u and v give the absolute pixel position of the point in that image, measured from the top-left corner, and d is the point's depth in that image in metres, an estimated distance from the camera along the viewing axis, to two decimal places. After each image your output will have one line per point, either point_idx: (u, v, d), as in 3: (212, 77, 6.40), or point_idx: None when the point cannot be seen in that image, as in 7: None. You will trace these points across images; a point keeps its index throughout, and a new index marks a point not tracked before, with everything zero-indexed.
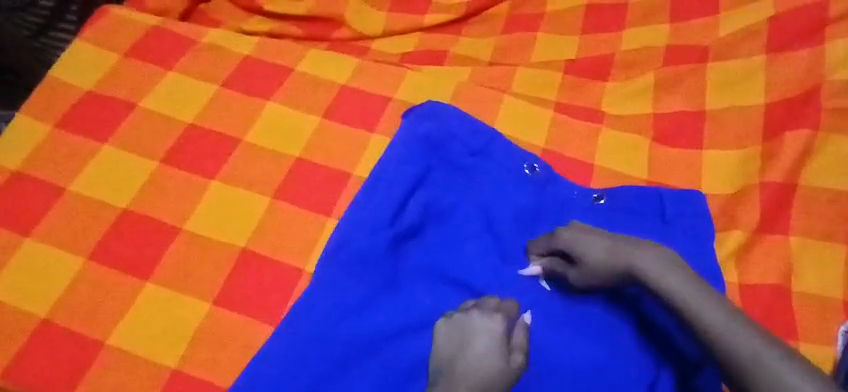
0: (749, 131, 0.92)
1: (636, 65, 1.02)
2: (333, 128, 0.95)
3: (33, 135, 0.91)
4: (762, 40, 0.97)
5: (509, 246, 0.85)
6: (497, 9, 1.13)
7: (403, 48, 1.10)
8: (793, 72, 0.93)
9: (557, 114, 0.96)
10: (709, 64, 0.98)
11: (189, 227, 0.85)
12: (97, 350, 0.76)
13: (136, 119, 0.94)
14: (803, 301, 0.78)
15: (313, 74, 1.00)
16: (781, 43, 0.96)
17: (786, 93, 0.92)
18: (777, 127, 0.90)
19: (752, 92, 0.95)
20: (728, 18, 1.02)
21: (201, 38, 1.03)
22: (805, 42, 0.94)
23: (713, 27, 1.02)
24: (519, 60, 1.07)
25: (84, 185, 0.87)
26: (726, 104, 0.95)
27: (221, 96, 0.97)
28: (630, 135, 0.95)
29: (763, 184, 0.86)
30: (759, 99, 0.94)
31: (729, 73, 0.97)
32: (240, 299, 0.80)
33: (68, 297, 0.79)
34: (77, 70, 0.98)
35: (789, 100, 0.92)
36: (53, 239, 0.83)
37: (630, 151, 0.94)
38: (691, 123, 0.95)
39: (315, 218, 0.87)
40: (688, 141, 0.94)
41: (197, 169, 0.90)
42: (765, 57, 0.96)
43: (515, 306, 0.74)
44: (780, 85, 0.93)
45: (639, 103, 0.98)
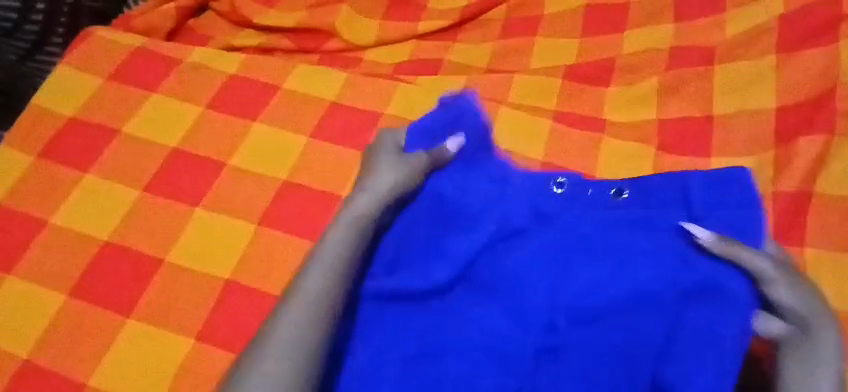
0: (760, 137, 0.87)
1: (638, 69, 0.97)
2: (322, 147, 0.92)
3: (15, 167, 0.89)
4: (772, 39, 0.92)
5: (501, 259, 0.60)
6: (493, 13, 1.08)
7: (396, 57, 1.06)
8: (806, 73, 0.87)
9: (555, 124, 0.92)
10: (717, 66, 0.93)
11: (173, 258, 0.82)
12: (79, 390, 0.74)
13: (120, 146, 0.91)
14: None
15: (302, 90, 0.97)
16: (793, 43, 0.90)
17: (799, 95, 0.87)
18: (792, 132, 0.85)
19: (762, 94, 0.89)
20: (735, 16, 0.97)
21: (185, 58, 1.00)
22: (816, 42, 0.89)
23: (720, 26, 0.97)
24: (518, 65, 1.02)
25: (66, 217, 0.85)
26: (735, 108, 0.89)
27: (206, 118, 0.94)
28: (633, 142, 0.89)
29: (776, 194, 0.81)
30: (770, 102, 0.88)
31: (736, 75, 0.91)
32: (224, 333, 0.77)
33: (49, 336, 0.77)
34: (60, 97, 0.96)
35: (801, 104, 0.86)
36: (34, 276, 0.81)
37: (634, 161, 0.88)
38: (697, 131, 0.90)
39: (303, 245, 0.84)
40: (696, 149, 0.88)
41: (183, 196, 0.87)
42: (776, 58, 0.90)
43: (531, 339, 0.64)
44: (791, 87, 0.87)
45: (641, 111, 0.93)
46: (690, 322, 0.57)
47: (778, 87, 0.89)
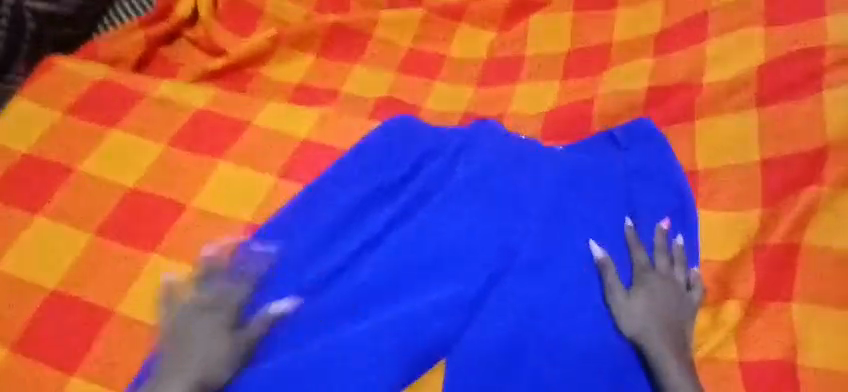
0: (747, 193, 1.05)
1: (637, 43, 1.29)
2: (176, 155, 1.06)
3: (10, 226, 0.96)
4: (748, 94, 1.13)
5: (481, 269, 0.95)
6: (244, 67, 1.38)
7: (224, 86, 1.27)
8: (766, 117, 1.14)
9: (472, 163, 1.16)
10: (700, 123, 1.14)
11: (2, 267, 0.93)
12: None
13: (251, 135, 1.10)
14: (780, 271, 0.96)
15: (170, 98, 1.13)
16: (772, 92, 1.11)
17: (772, 151, 1.06)
18: (775, 192, 1.03)
19: (745, 149, 1.08)
20: (617, 79, 1.25)
21: (422, 104, 1.33)
22: (795, 95, 1.09)
23: (631, 107, 1.20)
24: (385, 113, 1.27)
25: (203, 201, 1.01)
26: (718, 163, 1.09)
27: (61, 122, 1.09)
28: (644, 66, 1.25)
29: (760, 246, 0.99)
30: (745, 154, 1.08)
31: (724, 134, 1.11)
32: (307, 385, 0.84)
33: (5, 372, 0.84)
34: (21, 130, 1.07)
35: (782, 159, 1.05)
36: (174, 256, 0.95)
37: (736, 136, 1.10)
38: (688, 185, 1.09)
39: (136, 253, 0.94)
40: (674, 196, 1.06)
41: (20, 201, 0.99)
42: (714, 117, 1.13)
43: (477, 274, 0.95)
44: (770, 143, 1.07)
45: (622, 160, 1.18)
46: (499, 285, 0.94)
47: (762, 143, 1.08)
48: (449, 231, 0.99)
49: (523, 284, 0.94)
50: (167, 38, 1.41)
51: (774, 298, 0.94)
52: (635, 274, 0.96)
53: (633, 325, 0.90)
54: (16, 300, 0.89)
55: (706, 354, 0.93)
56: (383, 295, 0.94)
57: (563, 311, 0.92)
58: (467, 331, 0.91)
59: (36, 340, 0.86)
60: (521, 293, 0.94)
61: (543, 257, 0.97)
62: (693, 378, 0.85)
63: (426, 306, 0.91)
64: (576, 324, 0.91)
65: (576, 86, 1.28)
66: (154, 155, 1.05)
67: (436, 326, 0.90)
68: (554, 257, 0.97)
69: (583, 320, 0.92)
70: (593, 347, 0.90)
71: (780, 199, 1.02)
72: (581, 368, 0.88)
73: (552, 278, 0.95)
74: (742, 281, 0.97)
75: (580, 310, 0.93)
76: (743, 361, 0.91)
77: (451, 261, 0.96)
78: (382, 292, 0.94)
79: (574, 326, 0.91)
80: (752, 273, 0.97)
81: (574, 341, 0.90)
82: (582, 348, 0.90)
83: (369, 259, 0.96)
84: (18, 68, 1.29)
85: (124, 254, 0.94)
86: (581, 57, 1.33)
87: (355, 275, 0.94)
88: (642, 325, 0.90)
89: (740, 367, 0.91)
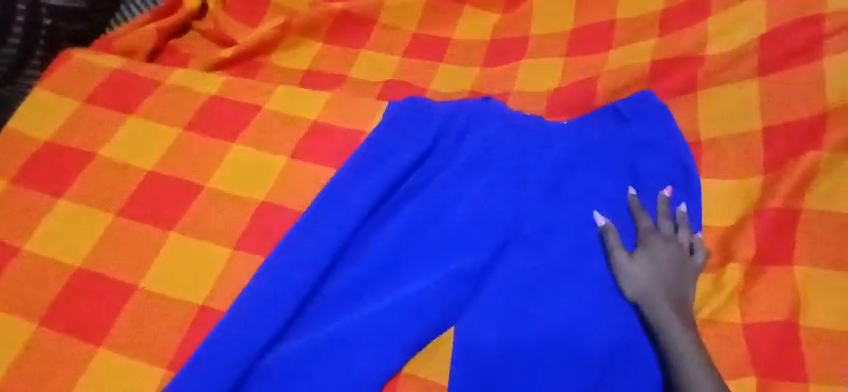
0: (748, 162, 1.07)
1: (639, 21, 1.31)
2: (192, 139, 1.10)
3: (34, 209, 1.00)
4: (749, 65, 1.14)
5: (488, 241, 0.98)
6: (254, 54, 1.41)
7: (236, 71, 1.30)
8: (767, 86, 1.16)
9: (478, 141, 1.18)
10: (702, 95, 1.15)
11: (28, 247, 0.96)
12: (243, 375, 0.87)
13: (262, 118, 1.13)
14: (781, 236, 0.98)
15: (184, 85, 1.17)
16: (771, 62, 1.13)
17: (772, 120, 1.08)
18: (777, 159, 1.05)
19: (746, 119, 1.10)
20: (620, 56, 1.27)
21: (427, 86, 1.36)
22: (793, 64, 1.10)
23: (634, 82, 1.23)
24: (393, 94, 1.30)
25: (219, 182, 1.05)
26: (719, 133, 1.11)
27: (80, 110, 1.13)
28: (645, 43, 1.27)
29: (760, 211, 1.00)
30: (746, 124, 1.10)
31: (725, 104, 1.13)
32: (320, 354, 0.87)
33: (34, 345, 0.88)
34: (42, 119, 1.11)
35: (782, 128, 1.07)
36: (193, 234, 0.98)
37: (738, 107, 1.12)
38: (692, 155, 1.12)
39: (157, 232, 0.98)
40: (676, 166, 1.08)
41: (43, 185, 1.03)
42: (715, 88, 1.15)
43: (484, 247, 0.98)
44: (770, 112, 1.09)
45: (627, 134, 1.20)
46: (505, 257, 0.97)
47: (763, 112, 1.09)
48: (456, 207, 1.02)
49: (529, 254, 0.97)
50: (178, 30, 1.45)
51: (776, 261, 0.96)
52: (639, 240, 0.99)
53: (637, 287, 0.92)
54: (43, 277, 0.94)
55: (709, 316, 0.96)
56: (393, 268, 0.96)
57: (567, 281, 0.95)
58: (475, 300, 0.93)
59: (62, 314, 0.90)
60: (526, 263, 0.97)
61: (547, 230, 1.00)
62: (697, 338, 0.87)
63: (435, 277, 0.94)
64: (580, 293, 0.94)
65: (580, 63, 1.30)
66: (170, 140, 1.09)
67: (445, 297, 0.93)
68: (558, 229, 1.00)
69: (587, 288, 0.95)
70: (597, 313, 0.93)
71: (781, 166, 1.04)
72: (588, 328, 0.91)
73: (557, 249, 0.98)
74: (743, 246, 0.99)
75: (585, 279, 0.96)
76: (747, 324, 0.93)
77: (461, 232, 0.99)
78: (392, 265, 0.96)
79: (578, 294, 0.94)
80: (754, 238, 0.99)
81: (579, 307, 0.93)
82: (587, 314, 0.92)
83: (379, 232, 0.98)
84: (36, 62, 1.33)
85: (145, 233, 0.98)
86: (583, 35, 1.35)
87: (365, 248, 0.97)
88: (646, 287, 0.92)
89: (744, 329, 0.93)
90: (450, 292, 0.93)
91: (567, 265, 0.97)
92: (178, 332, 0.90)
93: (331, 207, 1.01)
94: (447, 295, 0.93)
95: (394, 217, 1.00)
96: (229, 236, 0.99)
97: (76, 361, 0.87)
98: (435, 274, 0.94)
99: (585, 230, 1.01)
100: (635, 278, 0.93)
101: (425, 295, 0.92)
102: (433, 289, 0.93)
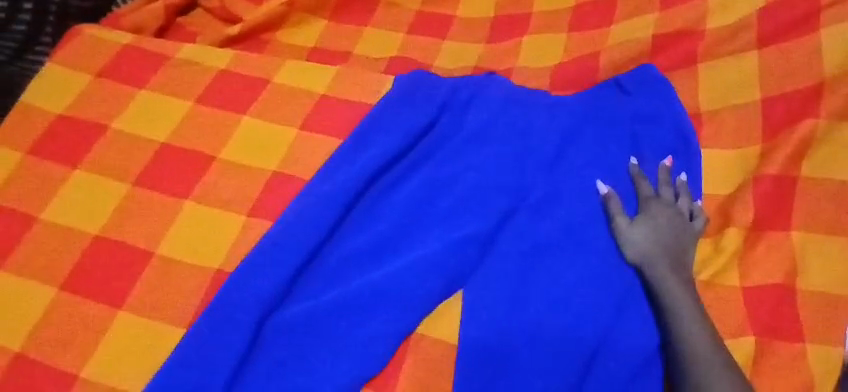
0: (747, 131, 1.09)
1: None
2: (202, 112, 1.12)
3: (52, 179, 1.03)
4: (749, 37, 1.17)
5: (493, 208, 1.01)
6: (260, 31, 1.43)
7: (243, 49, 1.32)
8: None
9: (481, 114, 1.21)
10: (701, 67, 1.18)
11: (47, 216, 1.00)
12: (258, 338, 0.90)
13: (271, 92, 1.15)
14: (779, 202, 1.01)
15: (194, 60, 1.19)
16: (769, 35, 1.15)
17: (770, 91, 1.10)
18: (774, 129, 1.07)
19: (745, 90, 1.13)
20: (622, 30, 1.29)
21: (432, 62, 1.38)
22: (789, 36, 1.13)
23: (636, 55, 1.25)
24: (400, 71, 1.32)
25: (231, 152, 1.07)
26: (718, 105, 1.14)
27: (92, 84, 1.15)
28: (647, 17, 1.28)
29: (759, 178, 1.03)
30: (745, 95, 1.12)
31: (724, 77, 1.15)
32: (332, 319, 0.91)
33: (56, 309, 0.92)
34: (55, 93, 1.13)
35: (780, 98, 1.09)
36: (206, 203, 1.01)
37: (738, 78, 1.14)
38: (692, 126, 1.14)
39: (172, 202, 1.01)
40: (678, 136, 1.11)
41: (58, 157, 1.05)
42: (715, 62, 1.18)
43: (489, 214, 1.00)
44: (769, 84, 1.11)
45: None
46: (510, 223, 1.00)
47: (761, 84, 1.12)
48: (461, 174, 1.05)
49: (533, 221, 1.00)
50: (184, 8, 1.46)
51: (775, 227, 0.99)
52: (642, 207, 1.01)
53: (638, 250, 0.96)
54: (62, 245, 0.97)
55: (708, 279, 0.98)
56: (401, 234, 0.99)
57: (571, 246, 0.98)
58: (481, 264, 0.96)
59: (83, 280, 0.94)
60: (530, 229, 1.00)
61: (551, 198, 1.03)
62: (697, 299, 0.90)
63: (442, 243, 0.97)
64: (583, 257, 0.97)
65: (582, 38, 1.32)
66: (182, 112, 1.11)
67: (451, 262, 0.95)
68: (561, 197, 1.03)
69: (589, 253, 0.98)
70: (600, 276, 0.96)
71: (779, 135, 1.06)
72: (591, 290, 0.94)
73: (560, 215, 1.01)
74: (742, 212, 1.02)
75: (587, 244, 0.99)
76: (745, 286, 0.96)
77: (466, 199, 1.02)
78: (401, 231, 0.99)
79: (581, 259, 0.97)
80: (752, 205, 1.02)
81: (583, 271, 0.96)
82: (590, 278, 0.95)
83: (388, 200, 1.01)
84: (46, 39, 1.35)
85: (160, 202, 1.01)
86: (585, 11, 1.37)
87: (374, 214, 1.00)
88: (646, 251, 0.95)
89: (743, 291, 0.96)
90: (457, 257, 0.96)
91: (571, 233, 1.00)
92: (194, 296, 0.93)
93: (341, 176, 1.03)
94: (455, 260, 0.96)
95: (403, 185, 1.03)
96: (241, 205, 1.01)
97: (99, 325, 0.90)
98: (443, 240, 0.97)
99: (588, 198, 1.03)
100: (634, 244, 0.96)
101: (432, 259, 0.95)
102: (440, 254, 0.95)
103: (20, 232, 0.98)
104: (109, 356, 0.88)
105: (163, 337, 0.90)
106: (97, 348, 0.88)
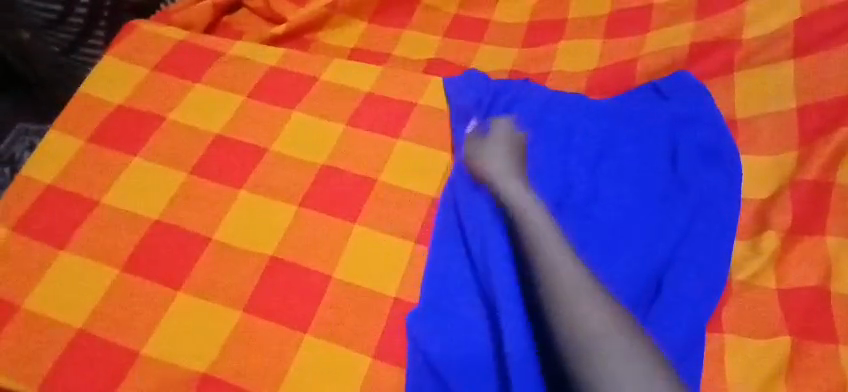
0: (783, 138, 1.12)
1: (678, 5, 1.36)
2: (254, 106, 1.16)
3: (111, 166, 1.08)
4: (784, 48, 1.20)
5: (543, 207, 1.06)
6: (304, 32, 1.47)
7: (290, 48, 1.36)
8: None
9: None
10: (737, 76, 1.21)
11: (108, 200, 1.04)
12: (310, 324, 0.93)
13: (319, 89, 1.19)
14: (816, 208, 1.03)
15: (245, 57, 1.23)
16: (804, 46, 1.18)
17: (806, 100, 1.13)
18: (810, 136, 1.10)
19: (782, 99, 1.15)
20: (657, 38, 1.33)
21: (469, 64, 1.41)
22: (824, 47, 1.16)
23: (672, 62, 1.28)
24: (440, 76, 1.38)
25: (281, 146, 1.11)
26: (754, 113, 1.17)
27: (149, 77, 1.19)
28: (683, 26, 1.32)
29: (796, 184, 1.06)
30: (781, 103, 1.15)
31: (760, 86, 1.18)
32: (383, 306, 0.95)
33: (117, 289, 0.96)
34: (113, 84, 1.18)
35: (815, 106, 1.12)
36: (260, 193, 1.05)
37: (775, 87, 1.17)
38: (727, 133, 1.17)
39: (227, 191, 1.05)
40: (715, 141, 1.13)
41: (118, 145, 1.10)
42: (751, 71, 1.21)
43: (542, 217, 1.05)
44: (805, 93, 1.14)
45: None
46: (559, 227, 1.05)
47: (798, 92, 1.15)
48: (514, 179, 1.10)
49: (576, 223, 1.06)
50: (231, 6, 1.51)
51: (811, 231, 1.01)
52: (678, 213, 1.06)
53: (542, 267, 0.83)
54: (122, 228, 1.01)
55: (745, 279, 1.00)
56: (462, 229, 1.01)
57: (613, 248, 1.03)
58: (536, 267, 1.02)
59: (142, 263, 0.98)
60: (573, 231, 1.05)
61: (591, 200, 1.08)
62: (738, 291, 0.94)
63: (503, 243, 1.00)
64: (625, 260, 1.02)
65: (617, 45, 1.36)
66: (235, 106, 1.16)
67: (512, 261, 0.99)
68: (602, 200, 1.08)
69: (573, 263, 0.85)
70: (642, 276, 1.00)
71: (815, 142, 1.08)
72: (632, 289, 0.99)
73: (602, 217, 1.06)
74: (779, 216, 1.04)
75: (630, 245, 1.03)
76: (782, 288, 0.98)
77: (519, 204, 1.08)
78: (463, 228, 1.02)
79: (620, 257, 1.02)
80: (788, 209, 1.04)
81: (625, 272, 1.00)
82: (628, 278, 1.00)
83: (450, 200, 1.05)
84: (99, 33, 1.41)
85: (215, 192, 1.05)
86: (621, 18, 1.41)
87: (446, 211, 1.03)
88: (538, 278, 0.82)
89: (780, 292, 0.97)
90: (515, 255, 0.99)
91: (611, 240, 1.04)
92: (247, 280, 0.96)
93: (394, 173, 1.09)
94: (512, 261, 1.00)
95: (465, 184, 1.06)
96: (292, 196, 1.05)
97: (158, 304, 0.94)
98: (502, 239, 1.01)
99: (628, 201, 1.08)
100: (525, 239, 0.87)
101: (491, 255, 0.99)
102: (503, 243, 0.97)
103: (81, 214, 1.03)
104: (169, 335, 0.92)
105: (220, 318, 0.93)
106: (158, 326, 0.93)
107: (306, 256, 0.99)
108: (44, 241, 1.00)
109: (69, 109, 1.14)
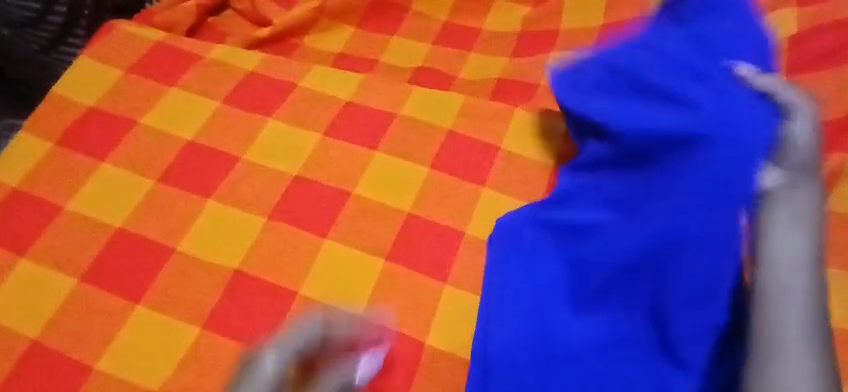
0: None
1: None
2: (229, 112, 1.13)
3: (78, 171, 1.05)
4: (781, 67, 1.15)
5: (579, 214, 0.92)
6: (289, 37, 1.44)
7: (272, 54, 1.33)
8: None
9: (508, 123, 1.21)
10: None
11: (72, 206, 1.01)
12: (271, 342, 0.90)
13: (298, 96, 1.16)
14: None
15: (223, 61, 1.20)
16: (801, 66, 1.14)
17: None
18: None
19: None
20: None
21: (457, 73, 1.37)
22: (821, 67, 1.12)
23: None
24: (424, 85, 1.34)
25: (254, 155, 1.08)
26: None
27: (123, 79, 1.16)
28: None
29: None
30: None
31: None
32: None
33: (75, 299, 0.93)
34: (86, 86, 1.15)
35: None
36: (229, 204, 1.02)
37: None
38: None
39: (195, 200, 1.02)
40: None
41: (86, 149, 1.07)
42: None
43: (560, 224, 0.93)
44: None
45: None
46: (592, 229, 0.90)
47: None
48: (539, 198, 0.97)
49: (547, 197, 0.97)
50: (217, 8, 1.48)
51: None
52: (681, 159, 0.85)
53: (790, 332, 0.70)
54: (85, 235, 0.98)
55: None
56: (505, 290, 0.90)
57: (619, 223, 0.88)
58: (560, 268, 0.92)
59: (103, 273, 0.95)
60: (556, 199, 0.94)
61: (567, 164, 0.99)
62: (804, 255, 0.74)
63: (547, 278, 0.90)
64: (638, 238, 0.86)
65: None
66: (210, 112, 1.13)
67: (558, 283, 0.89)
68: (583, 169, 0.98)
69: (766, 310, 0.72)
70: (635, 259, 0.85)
71: None
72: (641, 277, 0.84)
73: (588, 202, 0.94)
74: None
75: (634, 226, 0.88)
76: None
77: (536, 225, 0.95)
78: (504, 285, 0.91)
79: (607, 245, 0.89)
80: None
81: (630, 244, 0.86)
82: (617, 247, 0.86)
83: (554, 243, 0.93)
84: (78, 31, 1.39)
85: (183, 201, 1.02)
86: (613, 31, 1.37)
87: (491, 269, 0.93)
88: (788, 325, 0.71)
89: None
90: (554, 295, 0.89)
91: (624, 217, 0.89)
92: (209, 296, 0.93)
93: (370, 184, 1.06)
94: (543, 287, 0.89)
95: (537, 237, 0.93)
96: (261, 208, 1.02)
97: (116, 317, 0.91)
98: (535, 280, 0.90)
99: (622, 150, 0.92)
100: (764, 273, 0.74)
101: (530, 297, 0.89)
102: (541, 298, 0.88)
103: (43, 220, 1.00)
104: (125, 349, 0.89)
105: (179, 333, 0.90)
106: (114, 340, 0.90)
107: (272, 272, 0.96)
108: (4, 247, 0.97)
109: (39, 111, 1.11)
